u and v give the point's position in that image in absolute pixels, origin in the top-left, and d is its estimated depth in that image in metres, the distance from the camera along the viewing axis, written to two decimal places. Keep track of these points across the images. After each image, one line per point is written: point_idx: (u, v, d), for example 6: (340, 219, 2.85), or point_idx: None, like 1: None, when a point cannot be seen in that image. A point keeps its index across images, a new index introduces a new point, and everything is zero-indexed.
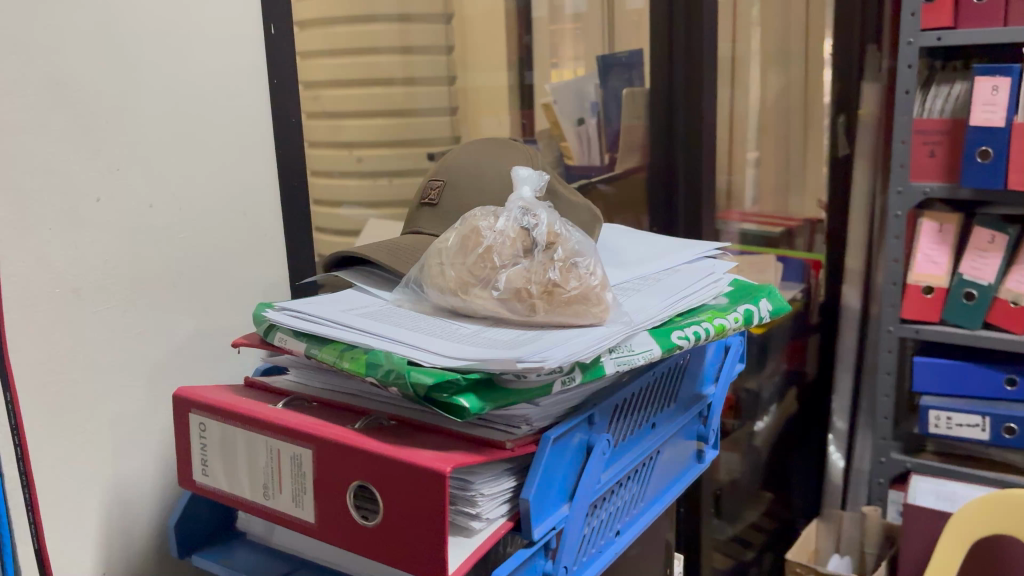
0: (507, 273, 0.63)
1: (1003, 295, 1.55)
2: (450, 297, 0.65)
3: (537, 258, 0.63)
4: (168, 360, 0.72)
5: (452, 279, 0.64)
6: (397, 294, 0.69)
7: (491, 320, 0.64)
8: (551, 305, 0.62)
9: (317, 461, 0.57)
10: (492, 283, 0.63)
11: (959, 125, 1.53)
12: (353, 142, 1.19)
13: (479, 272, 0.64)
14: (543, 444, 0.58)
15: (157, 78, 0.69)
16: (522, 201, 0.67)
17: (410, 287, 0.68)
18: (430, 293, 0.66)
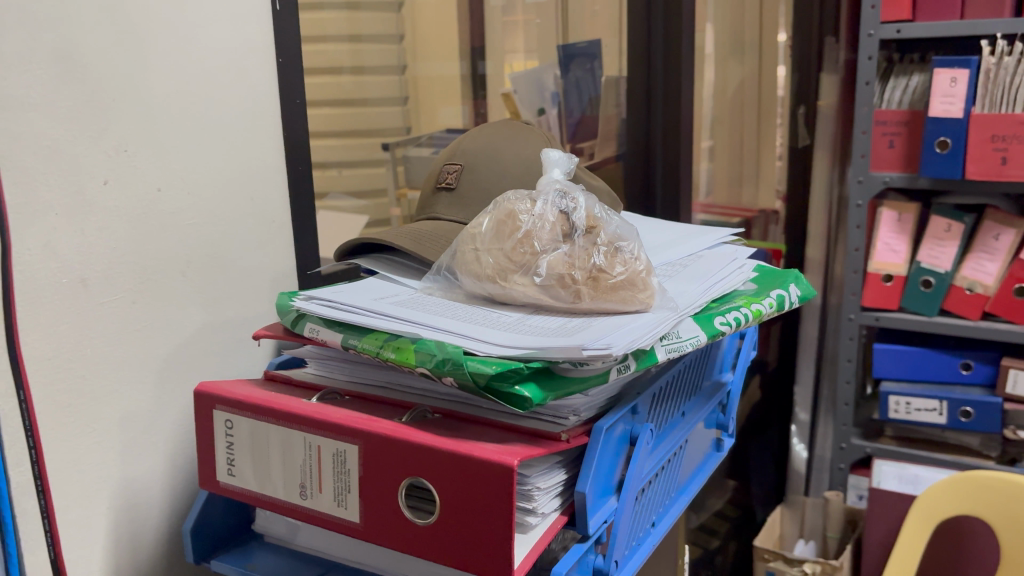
0: (548, 259, 0.60)
1: (959, 282, 1.50)
2: (488, 284, 0.62)
3: (579, 243, 0.61)
4: (178, 354, 0.68)
5: (489, 265, 0.62)
6: (427, 281, 0.66)
7: (532, 308, 0.62)
8: (595, 291, 0.59)
9: (364, 457, 0.54)
10: (533, 269, 0.61)
11: (917, 117, 1.45)
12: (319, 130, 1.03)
13: (517, 257, 0.61)
14: (596, 435, 0.56)
15: (165, 54, 0.65)
16: (558, 185, 0.65)
17: (442, 275, 0.65)
18: (464, 280, 0.63)
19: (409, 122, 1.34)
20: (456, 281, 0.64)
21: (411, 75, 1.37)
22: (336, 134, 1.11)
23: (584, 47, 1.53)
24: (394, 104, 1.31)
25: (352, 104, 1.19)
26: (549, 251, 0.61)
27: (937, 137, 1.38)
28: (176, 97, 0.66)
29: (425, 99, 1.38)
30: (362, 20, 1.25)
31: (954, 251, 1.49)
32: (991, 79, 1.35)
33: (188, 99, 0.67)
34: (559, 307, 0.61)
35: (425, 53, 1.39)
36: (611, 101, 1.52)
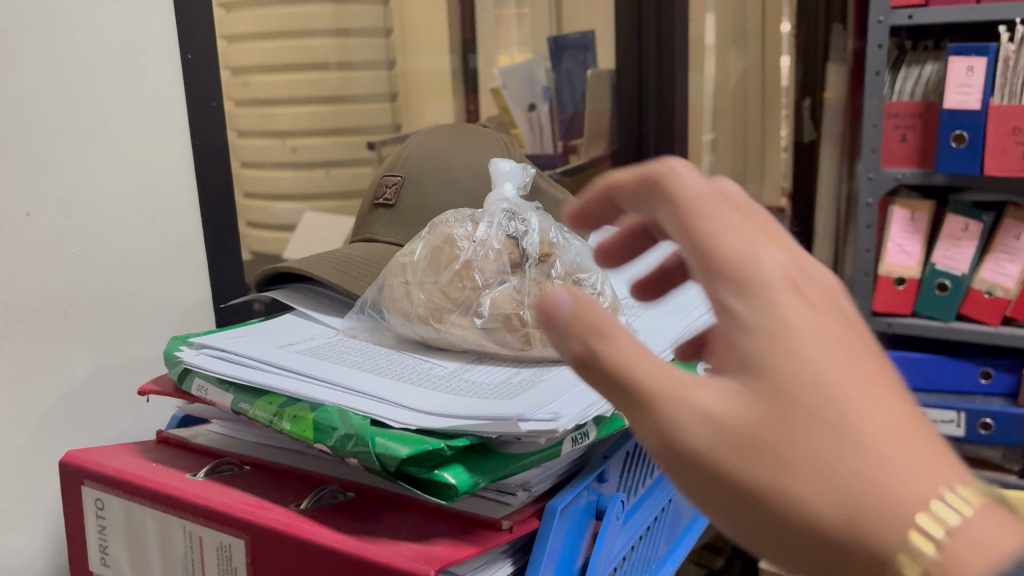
0: (491, 294, 0.49)
1: (976, 285, 1.27)
2: (417, 325, 0.51)
3: (529, 276, 0.50)
4: (61, 409, 0.57)
5: (419, 301, 0.51)
6: (351, 322, 0.55)
7: (474, 356, 0.51)
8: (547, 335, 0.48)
9: (251, 554, 0.43)
10: (473, 309, 0.49)
11: (932, 108, 1.24)
12: (286, 130, 1.01)
13: (452, 293, 0.50)
14: (547, 517, 0.43)
15: (37, 49, 0.54)
16: (507, 203, 0.54)
17: (366, 313, 0.54)
18: (392, 319, 0.52)
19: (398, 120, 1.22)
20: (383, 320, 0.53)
21: (399, 70, 1.25)
22: (316, 134, 1.07)
23: (576, 37, 1.37)
24: (383, 101, 1.21)
25: (340, 101, 1.13)
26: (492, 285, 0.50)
27: (952, 130, 1.19)
28: (50, 99, 0.55)
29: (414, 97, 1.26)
30: (351, 11, 1.16)
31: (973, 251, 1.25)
32: (1011, 68, 1.17)
33: (67, 101, 0.56)
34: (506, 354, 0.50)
35: (414, 45, 1.27)
36: (596, 98, 1.37)
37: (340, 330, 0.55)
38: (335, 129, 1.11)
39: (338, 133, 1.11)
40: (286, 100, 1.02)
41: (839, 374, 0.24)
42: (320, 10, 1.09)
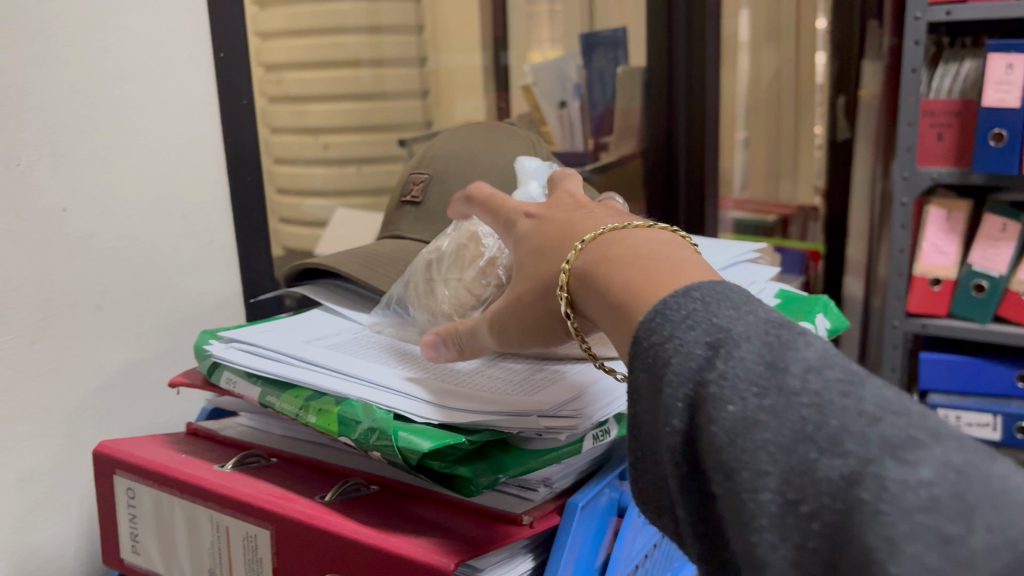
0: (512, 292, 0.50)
1: (1015, 287, 1.24)
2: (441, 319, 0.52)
3: None
4: (94, 400, 0.58)
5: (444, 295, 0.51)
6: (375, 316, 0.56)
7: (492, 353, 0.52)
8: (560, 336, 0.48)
9: (276, 544, 0.44)
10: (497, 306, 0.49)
11: (970, 106, 1.21)
12: (319, 127, 1.02)
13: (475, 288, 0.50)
14: (569, 513, 0.43)
15: (70, 48, 0.55)
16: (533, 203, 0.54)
17: (391, 309, 0.55)
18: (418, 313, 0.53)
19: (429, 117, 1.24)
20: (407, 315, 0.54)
21: (431, 67, 1.27)
22: (348, 131, 1.08)
23: (609, 34, 1.34)
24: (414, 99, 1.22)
25: (370, 99, 1.13)
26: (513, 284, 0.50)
27: (991, 129, 1.17)
28: (81, 97, 0.56)
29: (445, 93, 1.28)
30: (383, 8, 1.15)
31: (1011, 252, 1.22)
32: None
33: (100, 98, 0.57)
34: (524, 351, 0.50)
35: (446, 44, 1.28)
36: (626, 97, 1.34)
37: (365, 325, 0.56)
38: (368, 127, 1.12)
39: (369, 130, 1.12)
40: (319, 99, 1.03)
41: (546, 227, 0.41)
42: (353, 7, 1.09)
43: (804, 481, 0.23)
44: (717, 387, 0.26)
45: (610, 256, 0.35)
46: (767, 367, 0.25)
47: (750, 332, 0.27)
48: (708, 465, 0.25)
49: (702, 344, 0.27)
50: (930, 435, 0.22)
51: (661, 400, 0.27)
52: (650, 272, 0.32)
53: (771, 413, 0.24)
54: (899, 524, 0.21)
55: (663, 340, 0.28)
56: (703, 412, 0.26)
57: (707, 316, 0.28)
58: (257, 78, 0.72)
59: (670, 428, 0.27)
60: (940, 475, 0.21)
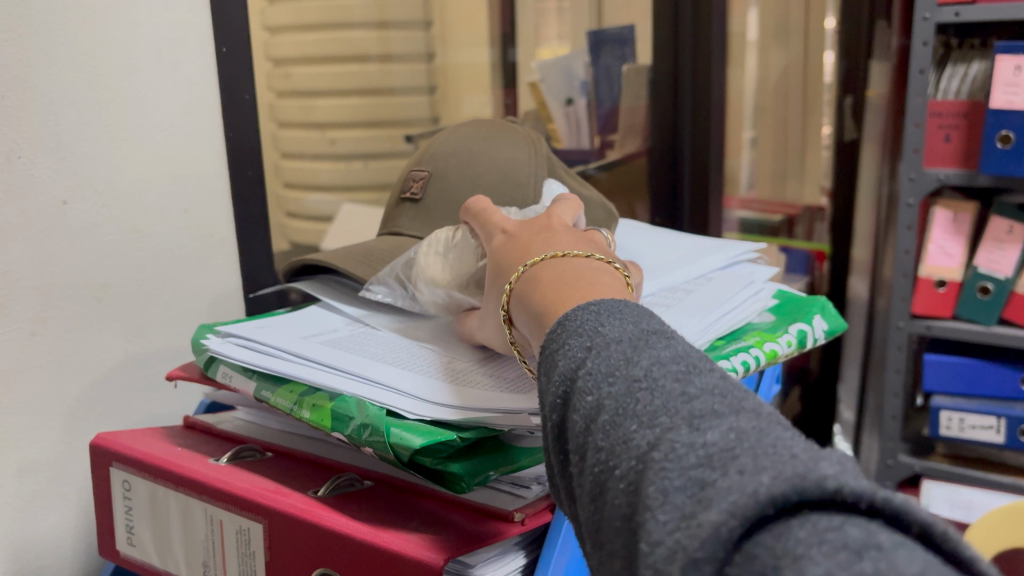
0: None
1: (1020, 289, 1.23)
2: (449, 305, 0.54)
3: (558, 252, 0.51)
4: (93, 393, 0.58)
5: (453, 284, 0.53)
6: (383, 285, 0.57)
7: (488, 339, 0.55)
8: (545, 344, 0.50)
9: (268, 538, 0.44)
10: None
11: (977, 108, 1.20)
12: (326, 122, 1.02)
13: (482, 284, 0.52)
14: (561, 511, 0.43)
15: (72, 41, 0.55)
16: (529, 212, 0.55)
17: (394, 290, 0.56)
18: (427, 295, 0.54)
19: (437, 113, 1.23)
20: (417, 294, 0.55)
21: (437, 63, 1.23)
22: (354, 125, 1.08)
23: (616, 32, 1.34)
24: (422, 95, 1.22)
25: (376, 95, 1.13)
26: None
27: (998, 131, 1.16)
28: (83, 90, 0.56)
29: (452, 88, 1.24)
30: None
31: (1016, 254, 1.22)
32: None
33: (101, 92, 0.57)
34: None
35: (453, 39, 1.23)
36: (632, 95, 1.34)
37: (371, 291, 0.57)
38: (373, 122, 1.12)
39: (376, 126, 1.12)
40: (326, 93, 1.03)
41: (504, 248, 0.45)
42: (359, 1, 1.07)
43: (622, 448, 0.25)
44: (583, 381, 0.28)
45: (541, 277, 0.39)
46: (622, 361, 0.28)
47: (622, 336, 0.29)
48: (571, 446, 0.28)
49: (584, 348, 0.30)
50: (725, 406, 0.24)
51: (548, 397, 0.30)
52: (578, 288, 0.36)
53: (614, 397, 0.26)
54: (672, 476, 0.22)
55: (558, 346, 0.32)
56: (572, 404, 0.28)
57: (594, 326, 0.31)
58: (261, 73, 0.73)
59: (552, 419, 0.30)
60: (722, 437, 0.22)
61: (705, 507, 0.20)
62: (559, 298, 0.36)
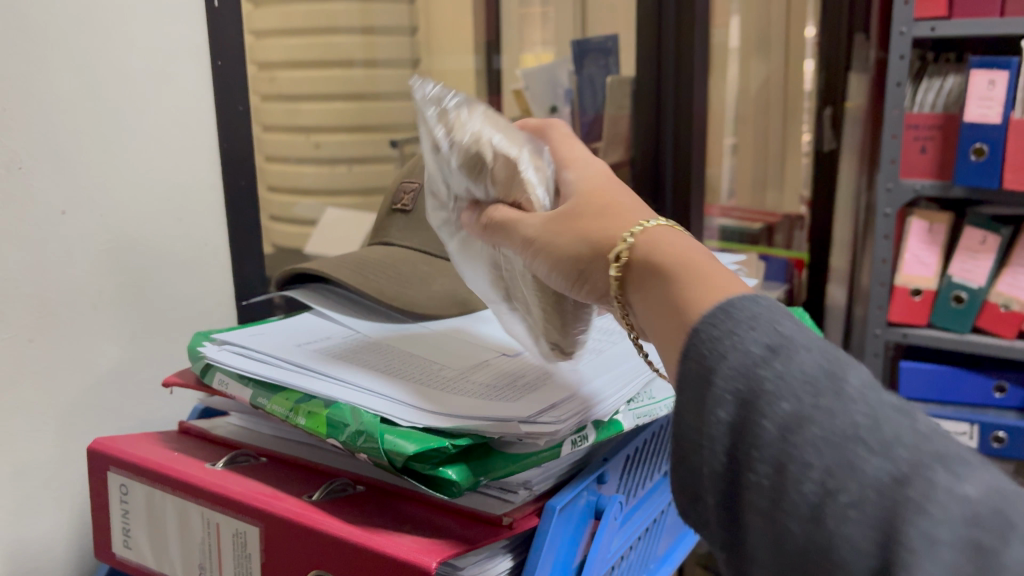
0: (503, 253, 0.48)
1: (993, 299, 1.26)
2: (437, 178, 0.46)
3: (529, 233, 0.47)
4: (89, 397, 0.60)
5: (465, 170, 0.44)
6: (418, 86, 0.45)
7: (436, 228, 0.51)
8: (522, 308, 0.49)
9: (265, 541, 0.45)
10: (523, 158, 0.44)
11: (952, 120, 1.22)
12: (309, 125, 1.03)
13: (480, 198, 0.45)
14: (547, 516, 0.45)
15: (73, 54, 0.56)
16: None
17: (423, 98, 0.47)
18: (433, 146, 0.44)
19: None
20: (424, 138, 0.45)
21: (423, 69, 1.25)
22: (338, 130, 1.11)
23: (599, 42, 1.35)
24: None
25: (362, 100, 1.16)
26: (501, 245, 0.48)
27: (972, 143, 1.18)
28: (81, 102, 0.57)
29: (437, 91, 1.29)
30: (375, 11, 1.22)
31: (990, 264, 1.25)
32: None
33: (101, 103, 0.59)
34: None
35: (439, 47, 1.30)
36: (615, 104, 1.34)
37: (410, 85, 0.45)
38: (358, 127, 1.14)
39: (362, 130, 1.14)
40: (311, 98, 1.04)
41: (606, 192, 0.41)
42: (346, 10, 1.14)
43: (848, 475, 0.26)
44: (774, 386, 0.28)
45: (668, 245, 0.36)
46: (824, 374, 0.28)
47: (807, 345, 0.30)
48: (749, 448, 0.28)
49: (760, 346, 0.30)
50: (959, 454, 0.26)
51: (708, 392, 0.30)
52: (714, 267, 0.34)
53: (824, 413, 0.27)
54: (934, 522, 0.24)
55: (720, 334, 0.31)
56: (753, 409, 0.28)
57: (774, 320, 0.31)
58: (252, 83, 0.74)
59: (710, 410, 0.29)
60: (979, 491, 0.25)
61: (990, 573, 0.23)
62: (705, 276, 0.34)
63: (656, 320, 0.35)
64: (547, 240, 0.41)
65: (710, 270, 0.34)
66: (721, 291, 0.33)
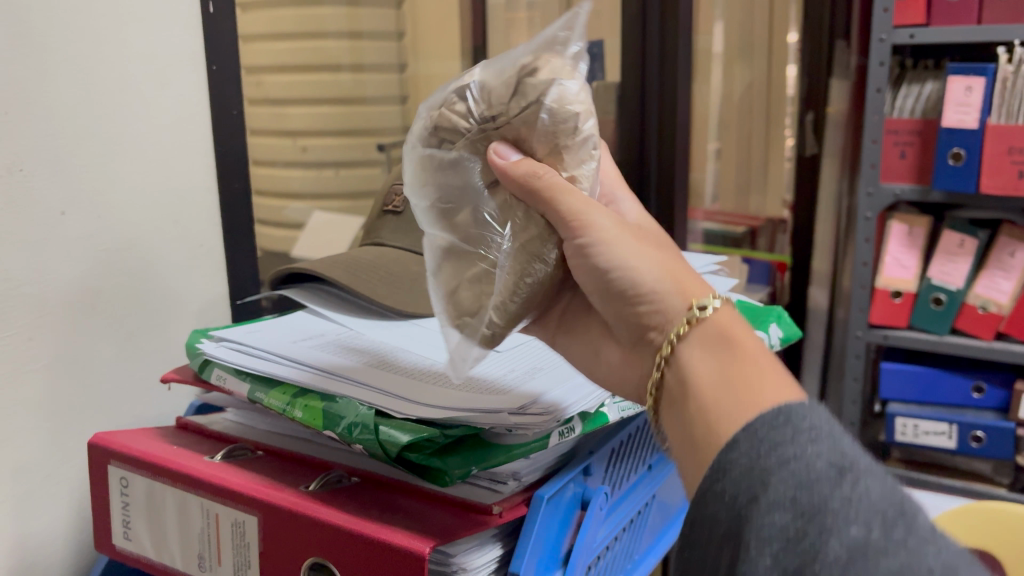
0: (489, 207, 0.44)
1: (971, 300, 1.28)
2: (495, 89, 0.40)
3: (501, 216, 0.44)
4: (87, 395, 0.61)
5: (560, 113, 0.40)
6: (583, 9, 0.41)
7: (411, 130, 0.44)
8: (467, 269, 0.45)
9: (263, 530, 0.47)
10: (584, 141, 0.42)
11: (931, 125, 1.25)
12: (297, 129, 1.03)
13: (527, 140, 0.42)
14: (536, 504, 0.47)
15: (72, 61, 0.58)
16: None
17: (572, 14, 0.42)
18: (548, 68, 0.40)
19: None
20: (535, 52, 0.40)
21: (411, 74, 1.25)
22: (324, 134, 1.11)
23: None
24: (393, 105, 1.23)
25: (349, 103, 1.17)
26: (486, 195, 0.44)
27: (950, 148, 1.20)
28: (80, 108, 0.59)
29: None
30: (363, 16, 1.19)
31: (967, 266, 1.28)
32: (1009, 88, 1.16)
33: (99, 108, 0.60)
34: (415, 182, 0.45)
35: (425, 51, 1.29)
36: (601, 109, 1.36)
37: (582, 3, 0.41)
38: (345, 130, 1.15)
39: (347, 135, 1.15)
40: (300, 102, 1.05)
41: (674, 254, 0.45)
42: (334, 12, 1.13)
43: None
44: (840, 505, 0.30)
45: (748, 336, 0.41)
46: (893, 509, 0.30)
47: (868, 472, 0.32)
48: (803, 553, 0.30)
49: (827, 463, 0.32)
50: None
51: (768, 494, 0.32)
52: (766, 364, 0.39)
53: (879, 536, 0.29)
54: None
55: (784, 441, 0.34)
56: (814, 519, 0.30)
57: (838, 440, 0.34)
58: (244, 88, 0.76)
59: (765, 509, 0.32)
60: None
61: None
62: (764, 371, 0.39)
63: (718, 383, 0.39)
64: (613, 243, 0.42)
65: (779, 370, 0.39)
66: (789, 389, 0.37)
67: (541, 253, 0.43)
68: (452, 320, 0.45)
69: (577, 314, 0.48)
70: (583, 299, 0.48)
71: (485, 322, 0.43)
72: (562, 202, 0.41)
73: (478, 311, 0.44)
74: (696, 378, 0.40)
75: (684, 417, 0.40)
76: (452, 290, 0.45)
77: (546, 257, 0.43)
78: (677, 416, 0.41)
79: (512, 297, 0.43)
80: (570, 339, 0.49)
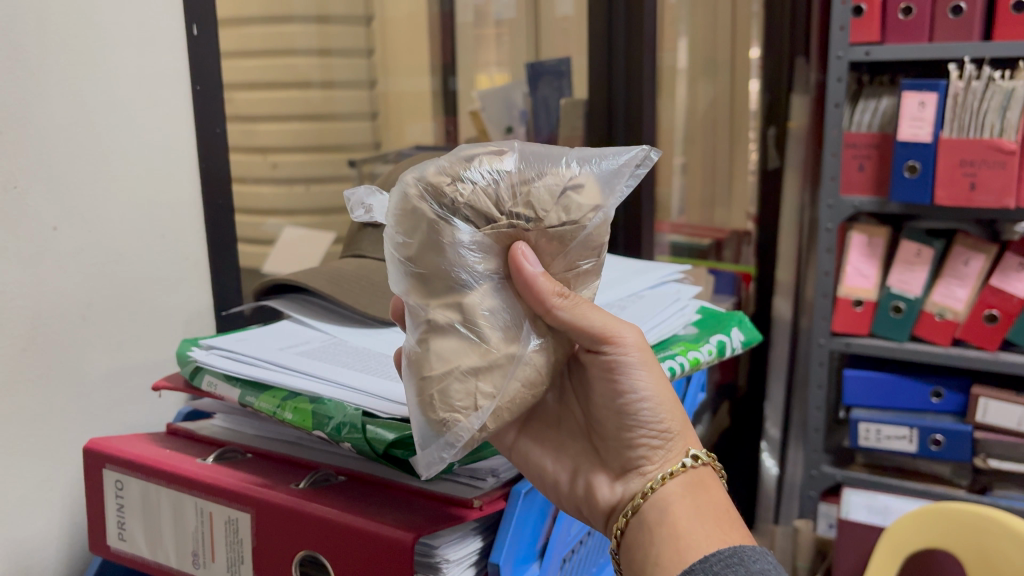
0: (482, 296, 0.42)
1: (929, 308, 1.33)
2: (540, 192, 0.41)
3: (488, 300, 0.42)
4: (79, 402, 0.63)
5: (593, 235, 0.43)
6: (626, 148, 0.45)
7: (420, 185, 0.41)
8: (458, 356, 0.41)
9: (255, 526, 0.50)
10: (585, 262, 0.45)
11: (887, 140, 1.30)
12: (268, 145, 1.00)
13: (547, 252, 0.43)
14: (514, 499, 0.49)
15: (64, 82, 0.60)
16: (375, 220, 0.47)
17: (625, 152, 0.45)
18: (593, 193, 0.43)
19: (378, 139, 1.20)
20: (581, 169, 0.43)
21: (380, 91, 1.21)
22: (296, 150, 1.07)
23: (553, 64, 1.40)
24: (363, 122, 1.18)
25: (317, 121, 1.11)
26: (482, 279, 0.42)
27: (905, 161, 1.25)
28: (71, 128, 0.61)
29: (394, 118, 1.23)
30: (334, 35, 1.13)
31: (925, 275, 1.32)
32: (960, 103, 1.21)
33: (90, 128, 0.63)
34: (408, 238, 0.42)
35: (394, 68, 1.23)
36: (569, 125, 1.41)
37: (652, 151, 0.46)
38: (320, 147, 1.11)
39: (321, 150, 1.11)
40: (268, 119, 1.00)
41: None
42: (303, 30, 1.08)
43: None
44: None
45: (716, 487, 0.49)
46: None
47: None
48: None
49: None
50: None
51: None
52: (726, 514, 0.48)
53: None
54: None
55: None
56: None
57: None
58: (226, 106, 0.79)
59: None
60: None
61: None
62: (728, 525, 0.47)
63: (692, 518, 0.46)
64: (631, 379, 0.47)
65: (736, 521, 0.47)
66: (743, 536, 0.46)
67: (535, 360, 0.44)
68: (437, 413, 0.41)
69: (545, 424, 0.52)
70: (552, 415, 0.52)
71: (477, 422, 0.42)
72: (591, 321, 0.45)
73: (471, 408, 0.41)
74: (673, 511, 0.47)
75: (652, 535, 0.46)
76: (437, 379, 0.41)
77: (537, 366, 0.44)
78: (641, 536, 0.47)
79: (507, 399, 0.43)
80: (535, 446, 0.51)
